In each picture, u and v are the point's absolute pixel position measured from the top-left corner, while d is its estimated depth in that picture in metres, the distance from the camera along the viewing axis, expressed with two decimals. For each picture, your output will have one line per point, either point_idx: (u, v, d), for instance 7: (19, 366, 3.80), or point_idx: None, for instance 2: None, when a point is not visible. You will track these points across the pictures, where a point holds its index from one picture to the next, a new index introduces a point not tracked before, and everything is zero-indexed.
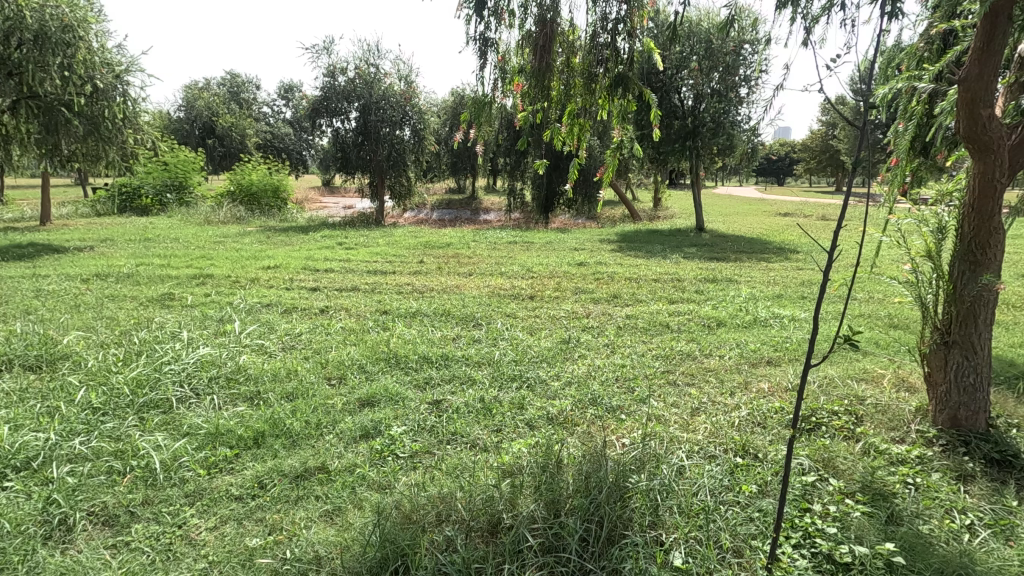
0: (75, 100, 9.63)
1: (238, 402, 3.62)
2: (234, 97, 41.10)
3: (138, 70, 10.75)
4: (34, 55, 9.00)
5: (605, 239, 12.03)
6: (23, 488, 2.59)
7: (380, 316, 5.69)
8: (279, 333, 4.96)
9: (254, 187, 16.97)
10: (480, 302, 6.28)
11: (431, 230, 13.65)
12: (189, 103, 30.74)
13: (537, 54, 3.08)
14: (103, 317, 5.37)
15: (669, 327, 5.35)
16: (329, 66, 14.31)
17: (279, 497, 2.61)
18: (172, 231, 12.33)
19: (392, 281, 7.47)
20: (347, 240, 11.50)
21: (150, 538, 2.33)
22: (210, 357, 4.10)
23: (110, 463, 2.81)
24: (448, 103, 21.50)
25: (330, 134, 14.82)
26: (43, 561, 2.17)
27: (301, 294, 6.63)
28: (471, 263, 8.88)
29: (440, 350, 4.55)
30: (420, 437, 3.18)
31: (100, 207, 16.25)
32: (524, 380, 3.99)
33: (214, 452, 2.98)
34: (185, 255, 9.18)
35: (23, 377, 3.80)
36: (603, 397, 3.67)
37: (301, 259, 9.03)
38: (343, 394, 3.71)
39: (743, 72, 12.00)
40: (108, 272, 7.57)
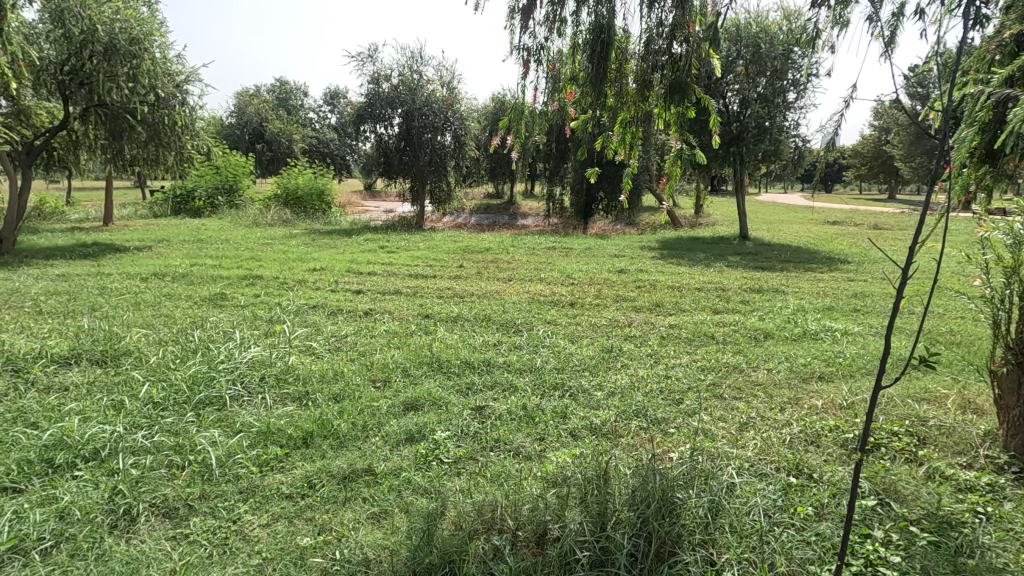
0: (139, 108, 10.18)
1: (288, 402, 3.72)
2: (281, 103, 42.54)
3: (196, 79, 11.28)
4: (104, 66, 9.58)
5: (645, 246, 11.87)
6: (91, 478, 2.73)
7: (422, 320, 5.77)
8: (326, 335, 5.09)
9: (300, 190, 17.52)
10: (521, 308, 6.28)
11: (470, 235, 13.79)
12: (240, 110, 32.05)
13: (592, 60, 3.08)
14: (160, 315, 5.63)
15: (714, 338, 5.23)
16: (374, 73, 14.66)
17: (328, 497, 2.66)
18: (223, 232, 12.82)
19: (433, 286, 7.56)
20: (388, 243, 11.73)
21: (208, 532, 2.41)
22: (261, 357, 4.24)
23: (171, 458, 2.93)
24: (488, 109, 21.68)
25: (374, 140, 15.17)
26: (110, 549, 2.27)
27: (345, 296, 6.79)
28: (510, 268, 8.91)
29: (483, 355, 4.58)
30: (464, 442, 3.20)
31: (158, 208, 17.08)
32: (567, 389, 3.96)
33: (266, 450, 3.08)
34: (236, 256, 9.54)
35: (90, 371, 4.01)
36: (647, 408, 3.61)
37: (346, 262, 9.25)
38: (388, 397, 3.77)
39: (792, 76, 11.66)
40: (165, 272, 7.94)
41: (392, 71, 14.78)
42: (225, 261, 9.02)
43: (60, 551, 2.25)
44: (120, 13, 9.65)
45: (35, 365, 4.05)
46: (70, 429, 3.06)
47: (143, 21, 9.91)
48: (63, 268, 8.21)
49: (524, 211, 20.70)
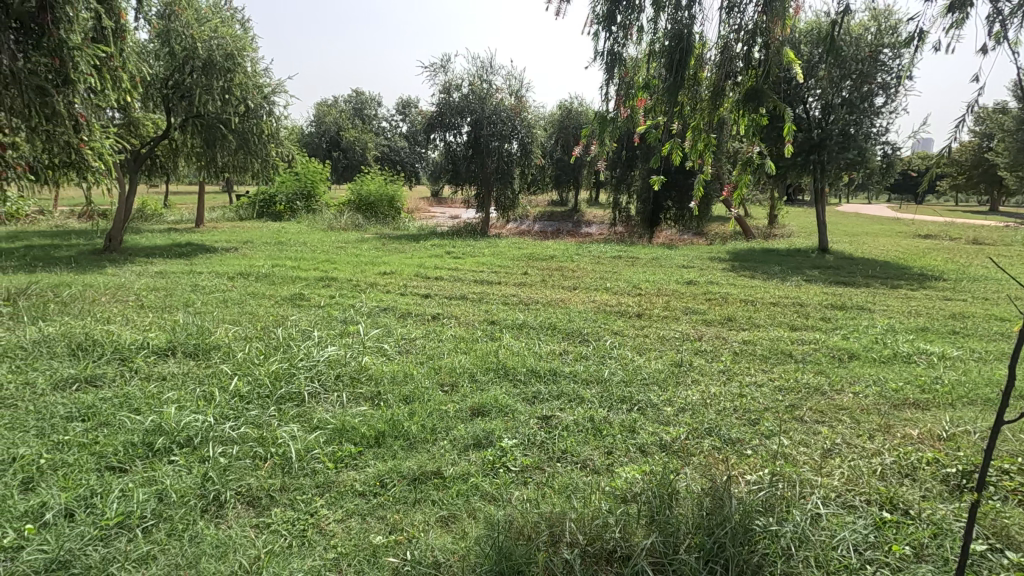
0: (232, 119, 10.96)
1: (361, 401, 3.84)
2: (357, 113, 44.55)
3: (282, 91, 12.01)
4: (202, 81, 10.42)
5: (716, 257, 11.47)
6: (186, 463, 2.94)
7: (488, 326, 5.82)
8: (396, 337, 5.24)
9: (372, 196, 18.22)
10: (586, 317, 6.21)
11: (534, 242, 13.80)
12: (319, 120, 33.91)
13: (671, 68, 3.00)
14: (246, 313, 5.99)
15: (793, 356, 4.95)
16: (445, 83, 15.05)
17: (399, 498, 2.73)
18: (301, 235, 13.53)
19: (499, 292, 7.62)
20: (455, 249, 11.96)
21: (287, 523, 2.52)
22: (337, 356, 4.43)
23: (255, 449, 3.10)
24: (554, 117, 21.68)
25: (443, 147, 15.57)
26: (202, 531, 2.42)
27: (413, 300, 6.97)
28: (575, 277, 8.84)
29: (550, 364, 4.56)
30: (531, 451, 3.19)
31: (244, 212, 18.28)
32: (635, 403, 3.85)
33: (340, 447, 3.19)
34: (312, 259, 10.03)
35: (185, 363, 4.33)
36: (721, 427, 3.46)
37: (414, 266, 9.52)
38: (455, 401, 3.82)
39: (882, 79, 10.95)
40: (250, 272, 8.47)
41: (463, 81, 15.09)
42: (303, 263, 9.50)
43: (158, 530, 2.42)
44: (218, 32, 10.47)
45: (138, 355, 4.42)
46: (168, 416, 3.31)
47: (237, 38, 10.71)
48: (161, 266, 8.92)
49: (588, 219, 20.51)
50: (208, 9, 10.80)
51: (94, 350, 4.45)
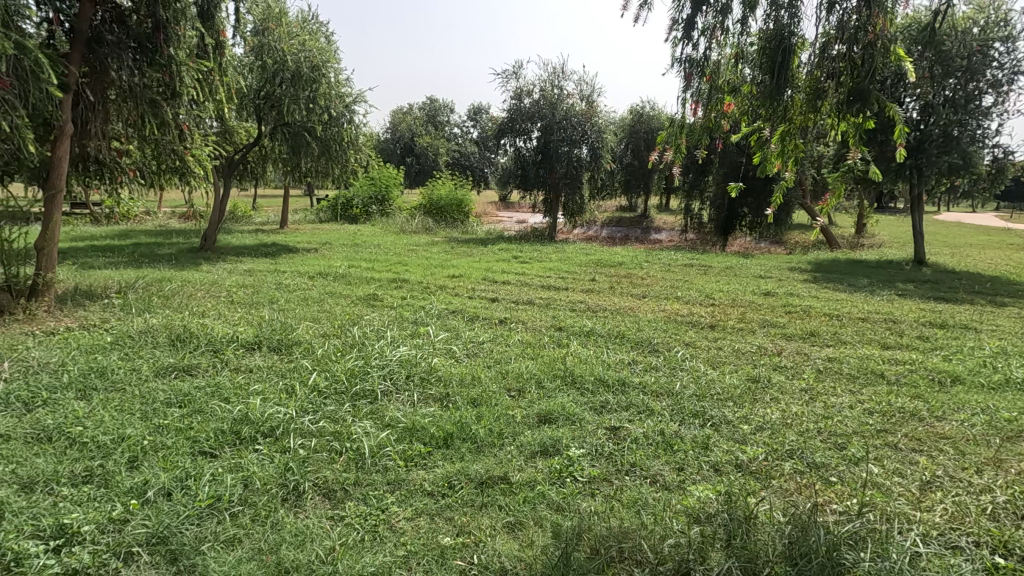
0: (316, 126, 11.59)
1: (431, 401, 3.92)
2: (430, 120, 45.95)
3: (362, 100, 12.57)
4: (290, 91, 11.09)
5: (796, 267, 10.85)
6: (269, 452, 3.11)
7: (556, 332, 5.79)
8: (465, 340, 5.32)
9: (442, 201, 18.70)
10: (656, 326, 6.04)
11: (602, 248, 13.62)
12: (395, 127, 35.39)
13: (768, 71, 2.86)
14: (325, 311, 6.29)
15: (884, 377, 4.58)
16: (517, 89, 15.20)
17: (466, 500, 2.75)
18: (376, 238, 14.08)
19: (566, 298, 7.58)
20: (522, 254, 12.03)
21: (360, 517, 2.61)
22: (408, 356, 4.55)
23: (331, 443, 3.23)
24: (625, 121, 21.36)
25: (513, 153, 15.73)
26: (282, 519, 2.55)
27: (481, 304, 7.06)
28: (645, 284, 8.65)
29: (618, 374, 4.46)
30: (599, 462, 3.13)
31: (324, 214, 19.29)
32: (708, 418, 3.69)
33: (411, 445, 3.26)
34: (386, 260, 10.40)
35: (270, 357, 4.60)
36: (804, 450, 3.24)
37: (483, 270, 9.66)
38: (522, 407, 3.82)
39: (991, 76, 9.95)
40: (328, 271, 8.91)
41: (534, 87, 15.19)
42: (377, 264, 9.89)
43: (244, 515, 2.58)
44: (306, 45, 11.15)
45: (228, 348, 4.74)
46: (254, 407, 3.52)
47: (322, 50, 11.34)
48: (250, 264, 9.54)
49: (658, 225, 19.98)
50: (297, 24, 11.53)
51: (190, 342, 4.82)
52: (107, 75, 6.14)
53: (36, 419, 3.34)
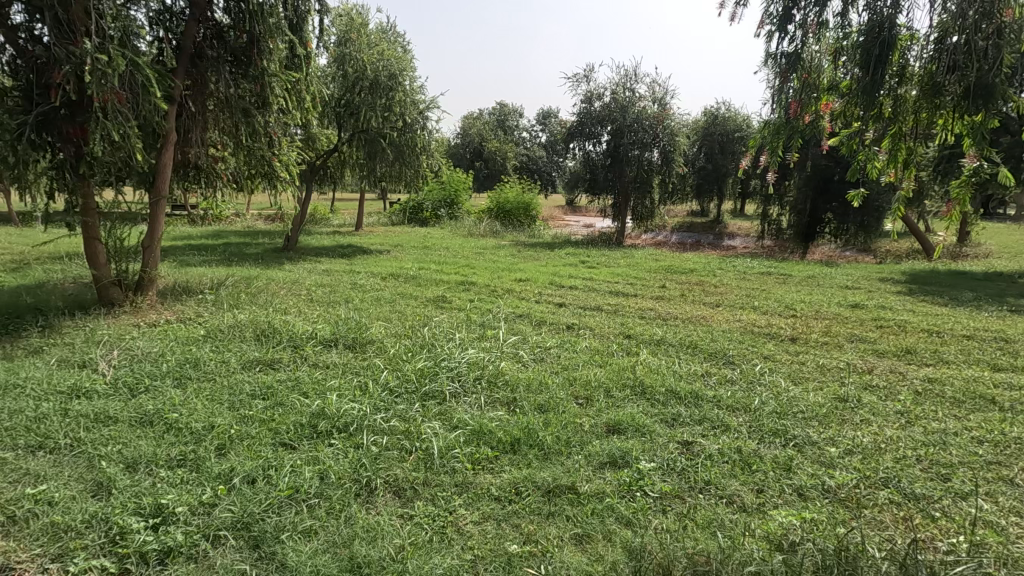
0: (391, 133, 12.01)
1: (498, 405, 3.93)
2: (500, 124, 46.59)
3: (435, 106, 12.90)
4: (368, 99, 11.57)
5: (888, 278, 10.05)
6: (343, 447, 3.22)
7: (624, 340, 5.66)
8: (532, 344, 5.30)
9: (509, 205, 18.86)
10: (731, 338, 5.77)
11: (672, 254, 13.23)
12: (465, 132, 36.21)
13: (864, 65, 2.66)
14: (396, 311, 6.48)
15: (995, 402, 4.12)
16: (587, 92, 15.07)
17: (533, 508, 2.72)
18: (444, 241, 14.40)
19: (635, 305, 7.40)
20: (589, 259, 11.89)
21: (428, 517, 2.64)
22: (476, 358, 4.59)
23: (402, 441, 3.30)
24: (698, 123, 20.66)
25: (581, 156, 15.60)
26: (355, 513, 2.62)
27: (549, 308, 7.02)
28: (718, 292, 8.30)
29: (690, 385, 4.28)
30: (670, 478, 3.00)
31: (396, 217, 19.96)
32: (790, 438, 3.46)
33: (478, 449, 3.27)
34: (455, 263, 10.59)
35: (345, 354, 4.79)
36: (902, 479, 2.96)
37: (549, 274, 9.63)
38: (590, 416, 3.74)
39: None
40: (400, 273, 9.18)
41: (605, 90, 14.99)
42: (446, 266, 10.10)
43: (320, 507, 2.67)
44: (383, 55, 11.62)
45: (307, 344, 4.98)
46: (331, 403, 3.66)
47: (399, 59, 11.77)
48: (327, 265, 9.99)
49: (732, 231, 19.16)
50: (376, 34, 12.02)
51: (274, 337, 5.10)
52: (206, 88, 6.65)
53: (139, 404, 3.63)
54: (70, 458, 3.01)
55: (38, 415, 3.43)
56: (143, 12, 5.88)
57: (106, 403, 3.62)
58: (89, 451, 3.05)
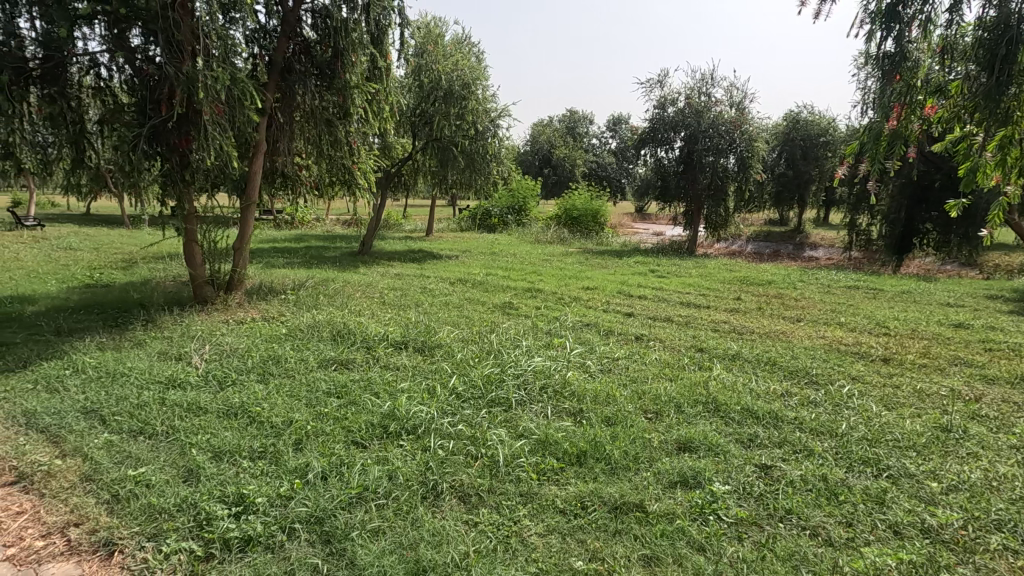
0: (463, 140, 12.26)
1: (564, 416, 3.87)
2: (570, 132, 46.57)
3: (506, 113, 13.04)
4: (442, 108, 11.88)
5: (998, 295, 9.08)
6: (411, 449, 3.28)
7: (697, 353, 5.44)
8: (599, 355, 5.20)
9: (578, 212, 18.73)
10: (814, 355, 5.40)
11: (749, 264, 12.61)
12: (535, 140, 36.49)
13: (988, 66, 2.42)
14: (464, 316, 6.57)
15: None
16: (660, 98, 14.72)
17: (599, 524, 2.65)
18: (512, 247, 14.49)
19: (708, 317, 7.10)
20: (659, 268, 11.56)
21: (493, 525, 2.63)
22: (542, 367, 4.56)
23: (468, 447, 3.32)
24: (778, 128, 19.66)
25: (653, 163, 15.25)
26: (421, 517, 2.65)
27: (617, 318, 6.88)
28: (799, 306, 7.81)
29: (769, 405, 4.03)
30: (746, 503, 2.83)
31: (465, 223, 20.33)
32: (883, 468, 3.18)
33: (544, 459, 3.24)
34: (522, 269, 10.63)
35: (414, 357, 4.90)
36: (1019, 524, 2.64)
37: (618, 283, 9.45)
38: (659, 431, 3.61)
39: None
40: (468, 278, 9.31)
41: (680, 94, 14.57)
42: (513, 273, 10.16)
43: (388, 507, 2.73)
44: (458, 65, 11.90)
45: (380, 345, 5.14)
46: (400, 405, 3.74)
47: (473, 69, 12.03)
48: (399, 269, 10.32)
49: (815, 241, 18.01)
50: (451, 45, 12.36)
51: (349, 338, 5.30)
52: (294, 100, 7.06)
53: (225, 396, 3.88)
54: (166, 444, 3.25)
55: (140, 403, 3.74)
56: (241, 31, 6.34)
57: (198, 395, 3.90)
58: (182, 439, 3.28)
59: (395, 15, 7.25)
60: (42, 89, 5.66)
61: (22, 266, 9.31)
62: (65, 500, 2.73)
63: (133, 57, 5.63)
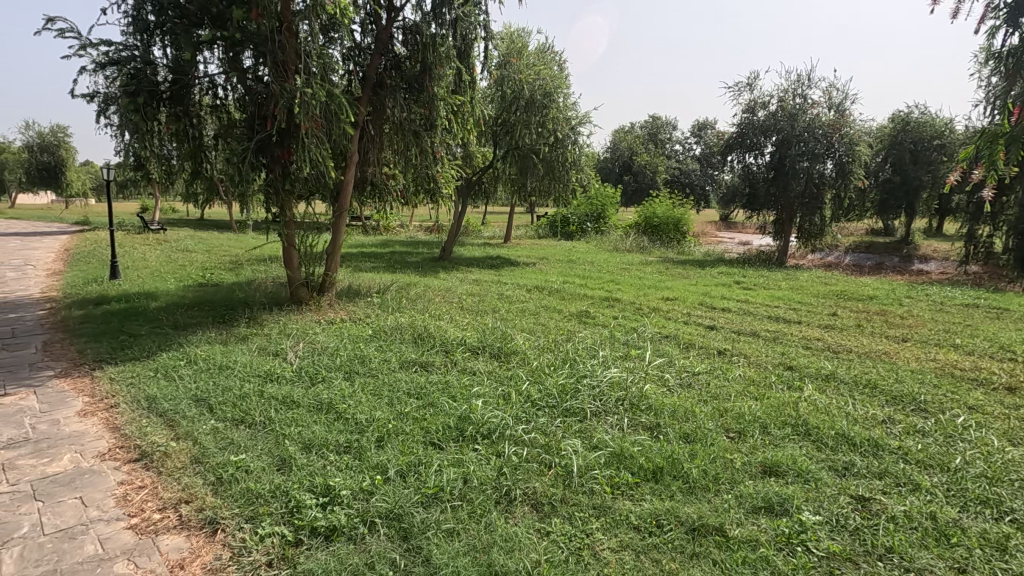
0: (543, 148, 12.34)
1: (640, 429, 3.79)
2: (651, 138, 45.65)
3: (586, 120, 13.00)
4: (523, 117, 12.04)
5: None
6: (486, 453, 3.33)
7: (785, 371, 5.12)
8: (679, 368, 5.03)
9: (658, 220, 18.28)
10: (923, 379, 4.92)
11: (847, 277, 11.72)
12: (615, 146, 36.13)
13: None
14: (540, 324, 6.59)
15: None
16: (750, 101, 14.06)
17: (675, 545, 2.56)
18: (589, 255, 14.37)
19: (799, 333, 6.67)
20: (745, 279, 11.02)
21: (565, 536, 2.61)
22: (619, 378, 4.49)
23: (542, 455, 3.33)
24: (884, 130, 18.15)
25: (740, 169, 14.59)
26: (494, 522, 2.69)
27: (698, 331, 6.63)
28: (905, 325, 7.15)
29: (867, 431, 3.72)
30: (840, 537, 2.62)
31: (543, 230, 20.43)
32: (1006, 512, 2.84)
33: (618, 473, 3.18)
34: (599, 278, 10.53)
35: (491, 363, 4.98)
36: None
37: (699, 294, 9.12)
38: (742, 452, 3.43)
39: None
40: (544, 286, 9.34)
41: (771, 98, 13.85)
42: (590, 281, 10.08)
43: (463, 509, 2.79)
44: (540, 74, 12.02)
45: (458, 349, 5.27)
46: (476, 409, 3.82)
47: (555, 78, 12.11)
48: (477, 275, 10.54)
49: (925, 253, 16.41)
50: (533, 56, 12.54)
51: (428, 341, 5.49)
52: (384, 113, 7.42)
53: (315, 392, 4.14)
54: (263, 434, 3.51)
55: (242, 394, 4.07)
56: (339, 49, 6.78)
57: (292, 389, 4.18)
58: (277, 430, 3.54)
59: (481, 29, 7.47)
60: (170, 108, 6.34)
61: (148, 265, 10.42)
62: (178, 480, 3.03)
63: (246, 77, 6.16)
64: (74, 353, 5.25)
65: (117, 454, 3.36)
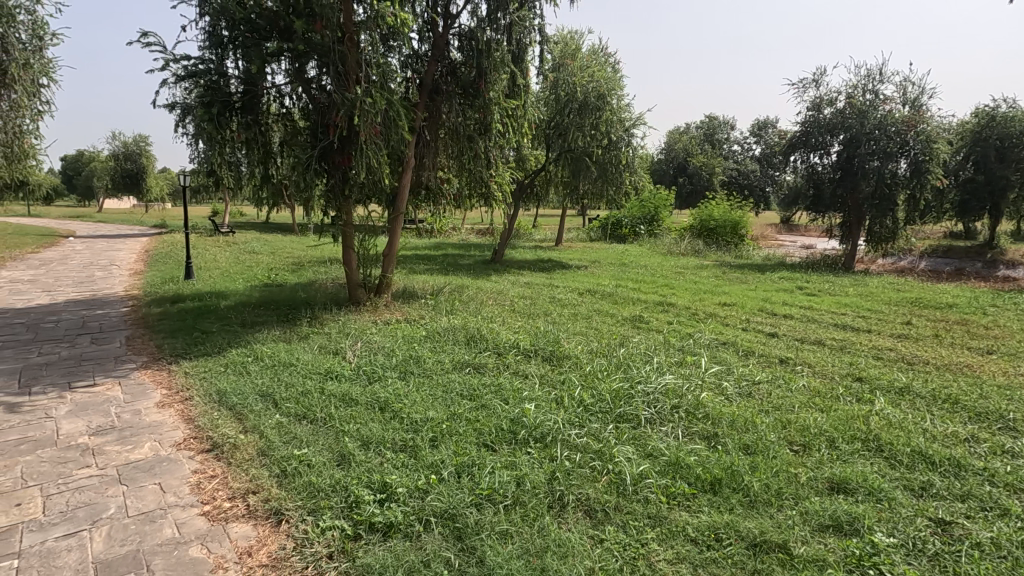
0: (597, 150, 12.23)
1: (697, 438, 3.68)
2: (707, 139, 44.43)
3: (641, 122, 12.80)
4: (576, 119, 11.98)
5: None
6: (539, 457, 3.33)
7: (854, 383, 4.85)
8: (737, 376, 4.86)
9: (715, 223, 17.74)
10: (1011, 395, 4.54)
11: (922, 283, 11.00)
12: (669, 148, 35.36)
13: None
14: (592, 328, 6.53)
15: None
16: (816, 99, 13.45)
17: (735, 560, 2.47)
18: (642, 258, 14.13)
19: (868, 342, 6.31)
20: (809, 284, 10.53)
21: (619, 544, 2.57)
22: (674, 386, 4.38)
23: (595, 461, 3.29)
24: (965, 126, 16.91)
25: (804, 169, 13.96)
26: (548, 526, 2.68)
27: (758, 338, 6.39)
28: (990, 336, 6.62)
29: (947, 450, 3.47)
30: (917, 562, 2.45)
31: (595, 233, 20.23)
32: None
33: (674, 482, 3.09)
34: (652, 282, 10.32)
35: (543, 366, 4.97)
36: None
37: (759, 300, 8.79)
38: (807, 467, 3.27)
39: None
40: (597, 289, 9.24)
41: (839, 94, 13.20)
42: (644, 285, 9.91)
43: (516, 512, 2.80)
44: (594, 77, 11.94)
45: (510, 352, 5.30)
46: (528, 412, 3.82)
47: (609, 80, 12.00)
48: (529, 278, 10.55)
49: (1012, 258, 15.15)
50: (586, 58, 12.47)
51: (481, 343, 5.53)
52: (439, 118, 7.56)
53: (373, 390, 4.27)
54: (324, 429, 3.64)
55: (304, 391, 4.24)
56: (397, 57, 6.97)
57: (350, 388, 4.32)
58: (337, 427, 3.66)
59: (536, 32, 7.49)
60: (242, 117, 6.62)
61: (218, 266, 11.03)
62: (246, 470, 3.19)
63: (310, 87, 6.41)
64: (153, 347, 5.62)
65: (191, 444, 3.58)
